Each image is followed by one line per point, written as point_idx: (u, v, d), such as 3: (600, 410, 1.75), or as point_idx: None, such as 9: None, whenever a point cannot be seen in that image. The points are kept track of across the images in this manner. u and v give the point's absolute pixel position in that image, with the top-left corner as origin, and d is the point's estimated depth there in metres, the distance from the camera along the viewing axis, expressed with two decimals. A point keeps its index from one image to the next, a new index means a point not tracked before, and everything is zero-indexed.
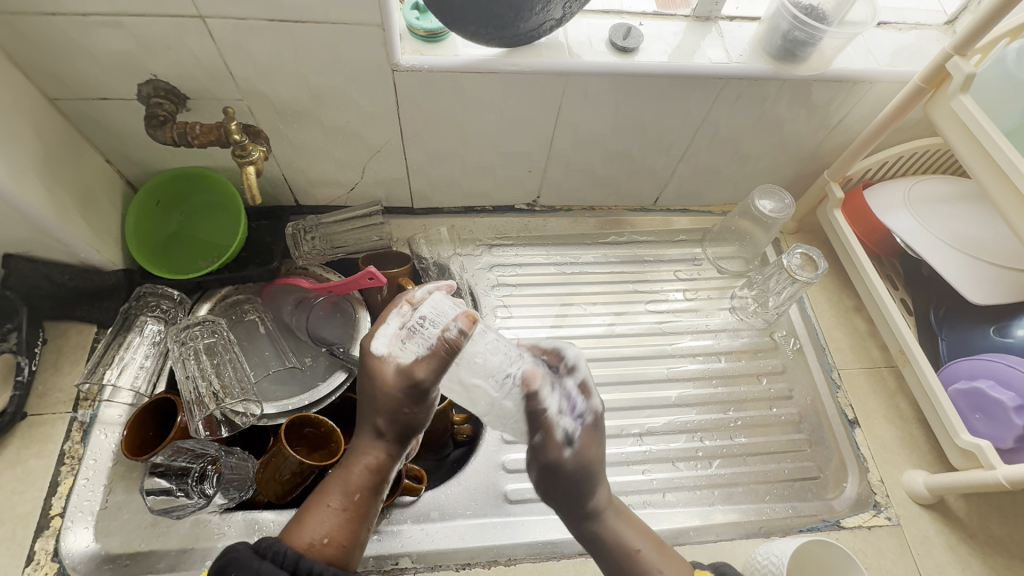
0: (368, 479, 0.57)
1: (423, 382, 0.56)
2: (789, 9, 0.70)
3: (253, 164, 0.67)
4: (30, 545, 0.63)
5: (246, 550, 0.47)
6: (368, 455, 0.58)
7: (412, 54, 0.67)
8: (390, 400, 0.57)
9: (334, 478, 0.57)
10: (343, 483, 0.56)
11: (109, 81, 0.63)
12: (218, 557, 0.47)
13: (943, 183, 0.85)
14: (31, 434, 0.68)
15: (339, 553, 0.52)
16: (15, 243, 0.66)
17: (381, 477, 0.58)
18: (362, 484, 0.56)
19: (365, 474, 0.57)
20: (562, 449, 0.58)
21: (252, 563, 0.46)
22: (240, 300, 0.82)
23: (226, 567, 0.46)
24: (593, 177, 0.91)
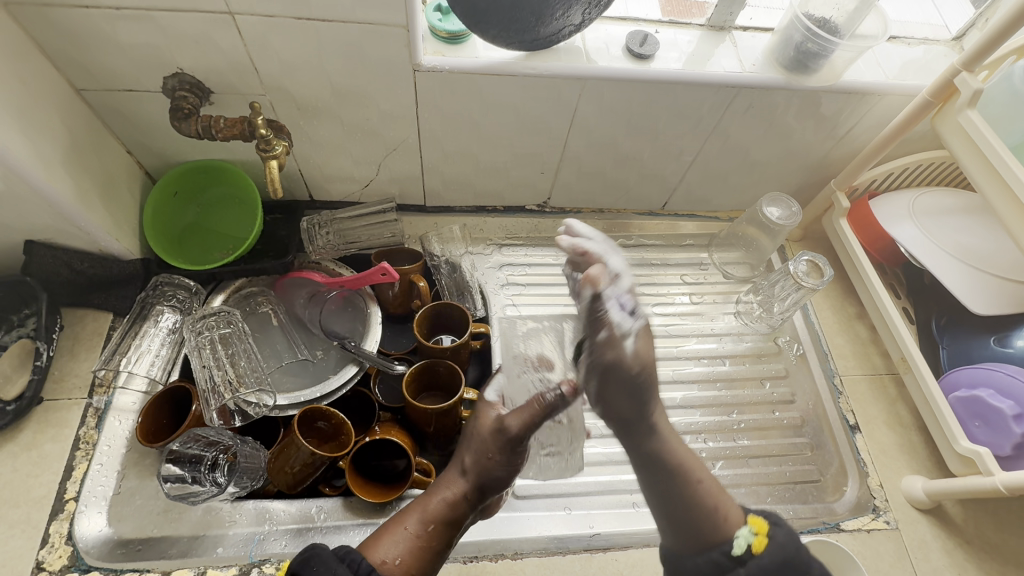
0: (446, 518, 0.57)
1: (516, 433, 0.58)
2: (803, 21, 0.72)
3: (276, 158, 0.68)
4: (45, 528, 0.63)
5: (329, 550, 0.51)
6: (453, 492, 0.58)
7: (434, 55, 0.68)
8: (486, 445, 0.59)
9: (416, 503, 0.58)
10: (422, 510, 0.57)
11: (136, 73, 0.65)
12: (303, 553, 0.50)
13: (947, 195, 0.86)
14: (47, 419, 0.69)
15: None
16: (36, 229, 0.67)
17: (457, 521, 0.58)
18: (440, 520, 0.57)
19: (445, 509, 0.57)
20: (624, 342, 0.58)
21: (330, 562, 0.50)
22: (254, 292, 0.83)
23: (308, 562, 0.50)
24: (604, 180, 0.92)
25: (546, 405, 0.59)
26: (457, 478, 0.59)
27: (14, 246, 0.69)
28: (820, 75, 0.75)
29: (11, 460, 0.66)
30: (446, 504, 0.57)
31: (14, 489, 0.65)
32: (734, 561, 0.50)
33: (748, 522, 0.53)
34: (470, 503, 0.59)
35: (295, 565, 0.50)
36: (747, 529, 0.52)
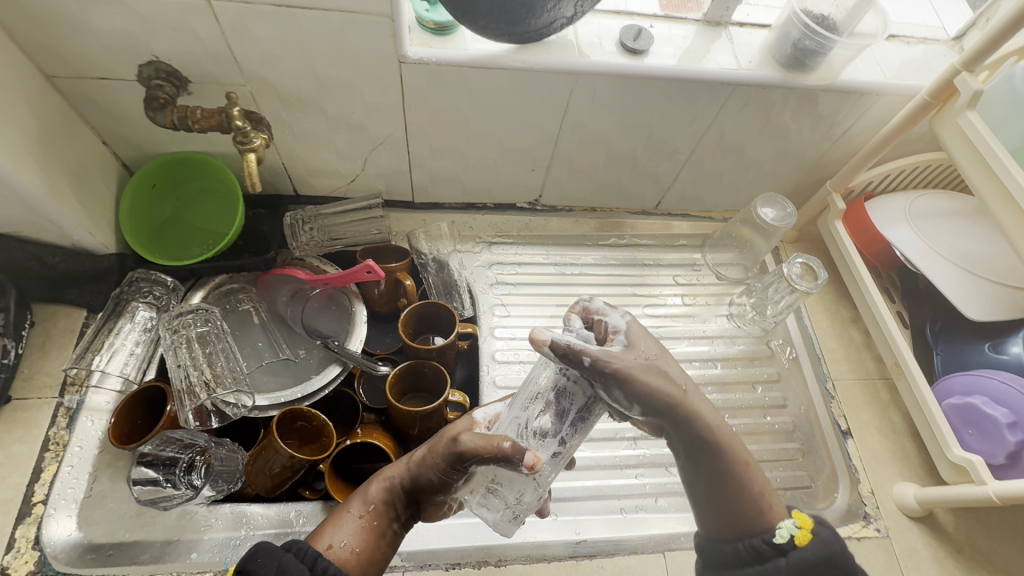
0: (388, 497, 0.57)
1: (463, 449, 0.52)
2: (801, 17, 0.70)
3: (253, 151, 0.66)
4: (11, 533, 0.61)
5: (273, 542, 0.50)
6: (394, 474, 0.58)
7: (420, 46, 0.66)
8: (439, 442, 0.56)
9: (360, 488, 0.59)
10: (366, 494, 0.57)
11: (108, 60, 0.62)
12: (252, 553, 0.49)
13: (944, 198, 0.85)
14: (15, 419, 0.67)
15: (352, 560, 0.53)
16: (4, 222, 0.65)
17: (400, 503, 0.58)
18: (381, 500, 0.57)
19: (386, 491, 0.57)
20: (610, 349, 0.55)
21: (277, 552, 0.49)
22: (235, 289, 0.80)
23: (254, 558, 0.48)
24: (596, 179, 0.90)
25: (497, 450, 0.50)
26: (402, 463, 0.59)
27: None
28: (817, 74, 0.73)
29: None
30: (387, 487, 0.57)
31: None
32: (777, 550, 0.54)
33: (793, 516, 0.56)
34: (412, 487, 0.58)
35: (240, 563, 0.48)
36: (791, 521, 0.55)
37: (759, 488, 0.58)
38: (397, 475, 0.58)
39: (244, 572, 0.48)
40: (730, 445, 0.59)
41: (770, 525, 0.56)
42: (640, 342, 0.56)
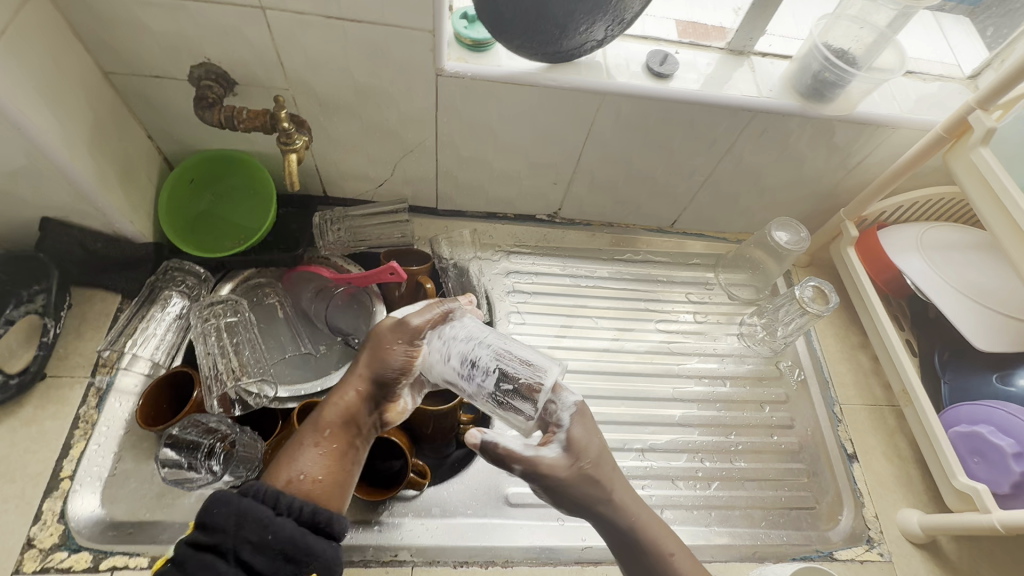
0: (342, 420, 0.57)
1: (418, 326, 0.60)
2: (822, 50, 0.72)
3: (296, 152, 0.69)
4: (38, 505, 0.63)
5: (228, 490, 0.49)
6: (342, 398, 0.58)
7: (457, 61, 0.69)
8: (381, 341, 0.60)
9: (310, 420, 0.58)
10: (317, 423, 0.57)
11: (164, 60, 0.66)
12: (206, 503, 0.48)
13: (957, 231, 0.86)
14: (48, 396, 0.69)
15: (316, 487, 0.53)
16: (53, 207, 0.68)
17: (357, 419, 0.58)
18: (336, 424, 0.57)
19: (341, 413, 0.57)
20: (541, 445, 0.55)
21: (232, 500, 0.48)
22: (262, 283, 0.84)
23: (209, 508, 0.48)
24: (615, 195, 0.93)
25: (445, 312, 0.62)
26: (350, 383, 0.59)
27: (31, 223, 0.70)
28: (835, 104, 0.76)
29: (10, 435, 0.66)
30: (338, 414, 0.57)
31: (10, 464, 0.64)
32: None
33: None
34: (365, 403, 0.59)
35: (197, 518, 0.48)
36: None
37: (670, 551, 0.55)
38: (341, 399, 0.58)
39: (203, 525, 0.47)
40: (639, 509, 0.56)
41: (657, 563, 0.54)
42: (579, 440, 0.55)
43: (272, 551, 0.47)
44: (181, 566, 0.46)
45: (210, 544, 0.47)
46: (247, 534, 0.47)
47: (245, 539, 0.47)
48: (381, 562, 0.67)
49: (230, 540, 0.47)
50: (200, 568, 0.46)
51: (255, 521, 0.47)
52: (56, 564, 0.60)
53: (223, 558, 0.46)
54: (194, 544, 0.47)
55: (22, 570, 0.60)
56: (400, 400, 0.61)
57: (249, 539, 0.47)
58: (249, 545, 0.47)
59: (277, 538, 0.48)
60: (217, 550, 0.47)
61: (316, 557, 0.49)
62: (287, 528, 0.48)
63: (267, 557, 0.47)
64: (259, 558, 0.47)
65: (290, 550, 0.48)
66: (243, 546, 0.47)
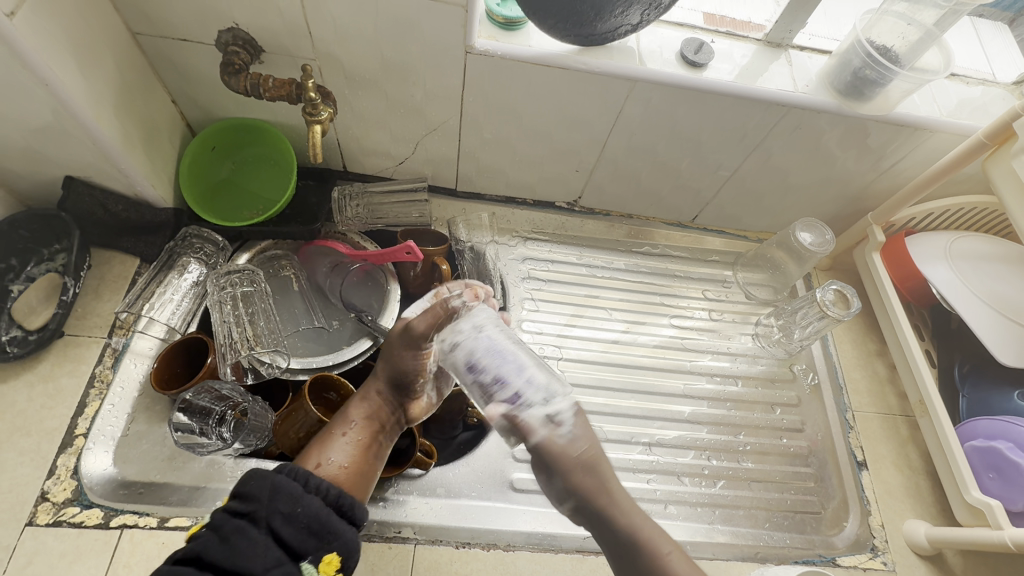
0: (371, 414, 0.60)
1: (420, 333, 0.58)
2: (865, 46, 0.70)
3: (321, 123, 0.68)
4: (52, 460, 0.63)
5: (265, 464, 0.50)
6: (370, 394, 0.61)
7: (487, 39, 0.68)
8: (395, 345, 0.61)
9: (340, 413, 0.60)
10: (347, 416, 0.60)
11: (192, 22, 0.65)
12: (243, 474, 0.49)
13: (990, 242, 0.84)
14: (66, 353, 0.69)
15: (342, 475, 0.55)
16: (77, 166, 0.68)
17: (383, 414, 0.61)
18: (364, 417, 0.59)
19: (368, 408, 0.60)
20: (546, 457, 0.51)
21: (269, 473, 0.49)
22: (279, 255, 0.84)
23: (247, 480, 0.48)
24: (638, 187, 0.92)
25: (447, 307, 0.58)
26: (376, 380, 0.62)
27: (55, 180, 0.70)
28: (872, 104, 0.73)
29: (26, 389, 0.66)
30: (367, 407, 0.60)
31: (27, 418, 0.65)
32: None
33: None
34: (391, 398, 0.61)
35: (235, 487, 0.48)
36: None
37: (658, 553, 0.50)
38: (369, 393, 0.61)
39: (239, 495, 0.48)
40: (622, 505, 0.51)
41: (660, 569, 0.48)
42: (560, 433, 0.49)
43: (301, 525, 0.48)
44: (215, 532, 0.46)
45: (243, 513, 0.47)
46: (280, 507, 0.48)
47: (277, 512, 0.47)
48: (384, 538, 0.67)
49: (263, 511, 0.47)
50: (233, 535, 0.46)
51: (289, 494, 0.48)
52: (68, 518, 0.61)
53: (255, 527, 0.47)
54: (229, 511, 0.47)
55: (35, 523, 0.60)
56: (423, 397, 0.64)
57: (281, 511, 0.47)
58: (281, 516, 0.47)
59: (307, 513, 0.49)
60: (249, 518, 0.47)
61: (339, 536, 0.50)
62: (316, 505, 0.49)
63: (294, 530, 0.48)
64: (288, 530, 0.47)
65: (316, 526, 0.49)
66: (275, 517, 0.47)
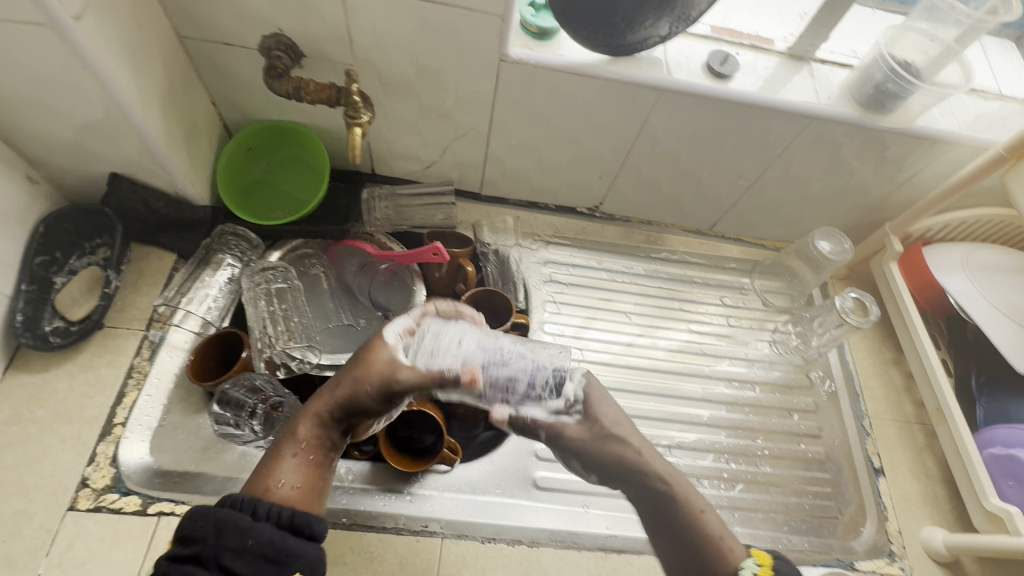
0: (323, 430, 0.55)
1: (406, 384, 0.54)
2: (887, 60, 0.72)
3: (361, 126, 0.70)
4: (92, 447, 0.65)
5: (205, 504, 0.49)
6: (319, 407, 0.55)
7: (522, 48, 0.70)
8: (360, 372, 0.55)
9: (288, 429, 0.55)
10: (297, 434, 0.55)
11: (239, 27, 0.67)
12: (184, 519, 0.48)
13: (1007, 254, 0.85)
14: (106, 344, 0.71)
15: (297, 495, 0.52)
16: (122, 163, 0.70)
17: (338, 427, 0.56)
18: (317, 433, 0.55)
19: (321, 424, 0.55)
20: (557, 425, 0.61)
21: (211, 511, 0.48)
22: (308, 254, 0.86)
23: (189, 523, 0.48)
24: (659, 194, 0.93)
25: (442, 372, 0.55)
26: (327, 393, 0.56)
27: (101, 177, 0.72)
28: (893, 116, 0.75)
29: (68, 378, 0.68)
30: (316, 423, 0.55)
31: (69, 405, 0.67)
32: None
33: None
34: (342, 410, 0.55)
35: (178, 532, 0.48)
36: None
37: (704, 509, 0.58)
38: (322, 410, 0.55)
39: (183, 539, 0.47)
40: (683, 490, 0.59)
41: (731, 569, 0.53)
42: (598, 401, 0.62)
43: (253, 555, 0.46)
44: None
45: (190, 555, 0.46)
46: (226, 542, 0.46)
47: (225, 546, 0.46)
48: (412, 532, 0.68)
49: (209, 548, 0.46)
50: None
51: (233, 527, 0.47)
52: (107, 504, 0.63)
53: (205, 566, 0.45)
54: (175, 557, 0.46)
55: (76, 508, 0.62)
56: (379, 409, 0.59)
57: (229, 545, 0.46)
58: (230, 551, 0.46)
59: (257, 542, 0.47)
60: (198, 559, 0.46)
61: (299, 557, 0.48)
62: (267, 532, 0.47)
63: (248, 562, 0.46)
64: (241, 563, 0.46)
65: (273, 552, 0.47)
66: (224, 553, 0.46)
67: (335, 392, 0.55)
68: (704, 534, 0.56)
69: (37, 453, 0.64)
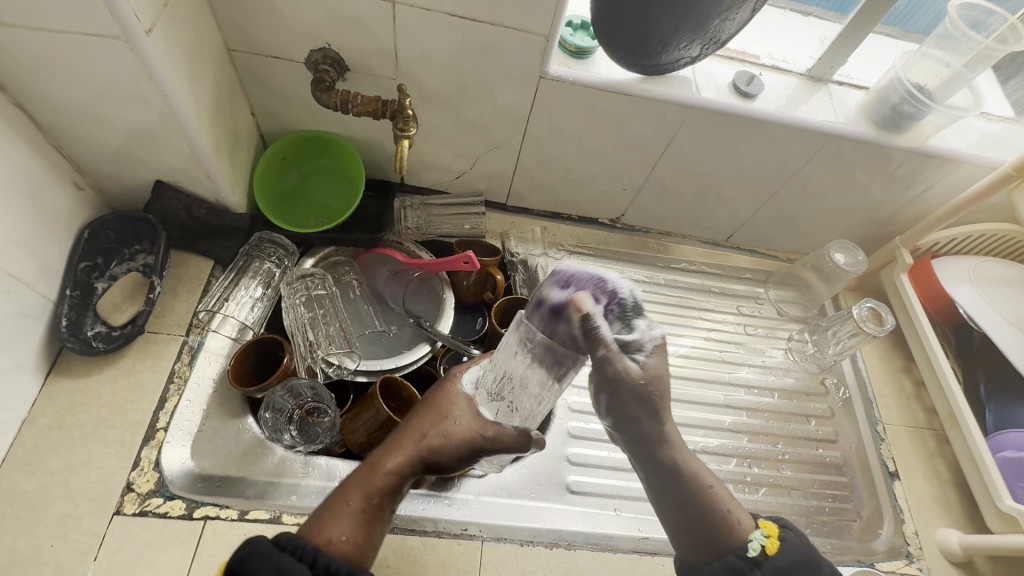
0: (388, 486, 0.60)
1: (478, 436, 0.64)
2: (903, 83, 0.76)
3: (410, 138, 0.73)
4: (136, 451, 0.66)
5: (267, 543, 0.51)
6: (390, 462, 0.61)
7: (560, 66, 0.73)
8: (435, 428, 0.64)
9: (353, 480, 0.60)
10: (364, 486, 0.60)
11: (288, 41, 0.69)
12: (243, 550, 0.50)
13: (1010, 267, 0.89)
14: (147, 349, 0.72)
15: (353, 549, 0.56)
16: (167, 171, 0.71)
17: (400, 486, 0.62)
18: (383, 488, 0.60)
19: (388, 479, 0.61)
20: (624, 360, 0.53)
21: (273, 554, 0.50)
22: (340, 262, 0.88)
23: (248, 560, 0.50)
24: (680, 207, 0.97)
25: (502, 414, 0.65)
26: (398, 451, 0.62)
27: (145, 184, 0.73)
28: (906, 136, 0.80)
29: (110, 382, 0.69)
30: (386, 475, 0.61)
31: (111, 410, 0.67)
32: (751, 562, 0.56)
33: None
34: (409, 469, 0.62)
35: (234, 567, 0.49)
36: None
37: (712, 484, 0.62)
38: (393, 466, 0.61)
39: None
40: (697, 469, 0.62)
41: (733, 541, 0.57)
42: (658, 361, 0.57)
43: None
44: None
45: None
46: None
47: None
48: (452, 535, 0.69)
49: None
50: None
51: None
52: (153, 508, 0.63)
53: None
54: None
55: (122, 512, 0.62)
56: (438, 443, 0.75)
57: None
58: None
59: None
60: None
61: None
62: None
63: None
64: None
65: None
66: None
67: (407, 451, 0.62)
68: (712, 505, 0.60)
69: (81, 457, 0.64)
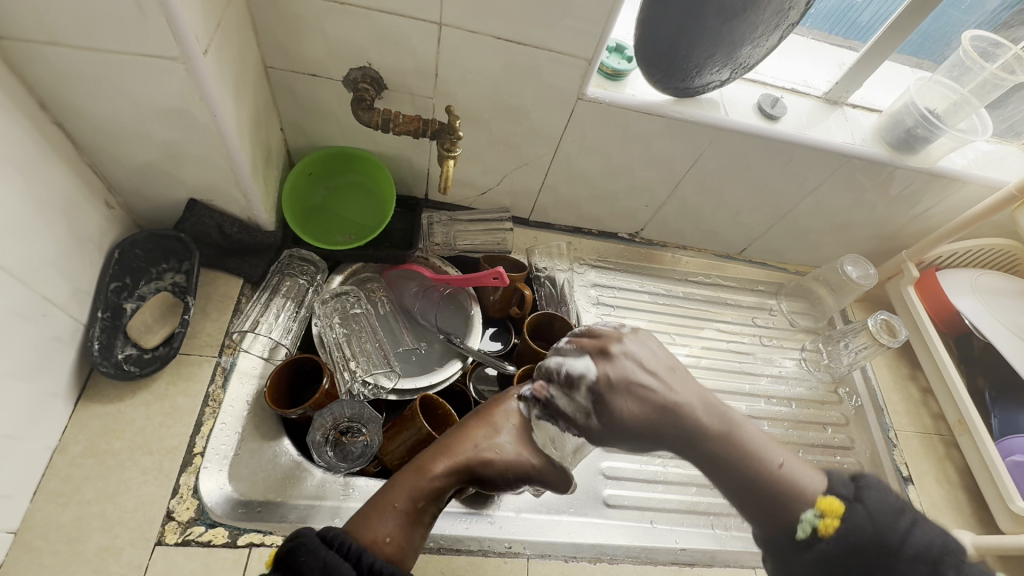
0: (430, 490, 0.59)
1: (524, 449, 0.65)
2: (917, 107, 0.80)
3: (454, 159, 0.73)
4: (175, 478, 0.64)
5: (314, 536, 0.49)
6: (435, 466, 0.60)
7: (597, 88, 0.75)
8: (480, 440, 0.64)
9: (396, 482, 0.59)
10: (407, 488, 0.58)
11: (328, 59, 0.69)
12: (289, 543, 0.49)
13: (1009, 280, 0.95)
14: (179, 372, 0.70)
15: (396, 551, 0.54)
16: (201, 189, 0.70)
17: (442, 491, 0.60)
18: (426, 492, 0.58)
19: (433, 482, 0.59)
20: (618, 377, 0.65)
21: (320, 550, 0.48)
22: (368, 279, 0.88)
23: (296, 554, 0.48)
24: (699, 222, 0.99)
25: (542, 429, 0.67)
26: (442, 456, 0.61)
27: (176, 201, 0.71)
28: (918, 157, 0.84)
29: (144, 407, 0.67)
30: (428, 479, 0.59)
31: (146, 436, 0.65)
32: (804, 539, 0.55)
33: None
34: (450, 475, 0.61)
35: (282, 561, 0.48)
36: None
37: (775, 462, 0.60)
38: (438, 468, 0.60)
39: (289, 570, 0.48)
40: (752, 451, 0.61)
41: (792, 518, 0.57)
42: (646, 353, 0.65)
43: None
44: None
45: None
46: None
47: None
48: (497, 553, 0.69)
49: None
50: None
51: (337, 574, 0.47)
52: (196, 537, 0.61)
53: None
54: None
55: (163, 542, 0.60)
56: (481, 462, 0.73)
57: None
58: None
59: None
60: None
61: None
62: None
63: None
64: None
65: None
66: None
67: (451, 457, 0.61)
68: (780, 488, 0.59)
69: (118, 486, 0.62)
